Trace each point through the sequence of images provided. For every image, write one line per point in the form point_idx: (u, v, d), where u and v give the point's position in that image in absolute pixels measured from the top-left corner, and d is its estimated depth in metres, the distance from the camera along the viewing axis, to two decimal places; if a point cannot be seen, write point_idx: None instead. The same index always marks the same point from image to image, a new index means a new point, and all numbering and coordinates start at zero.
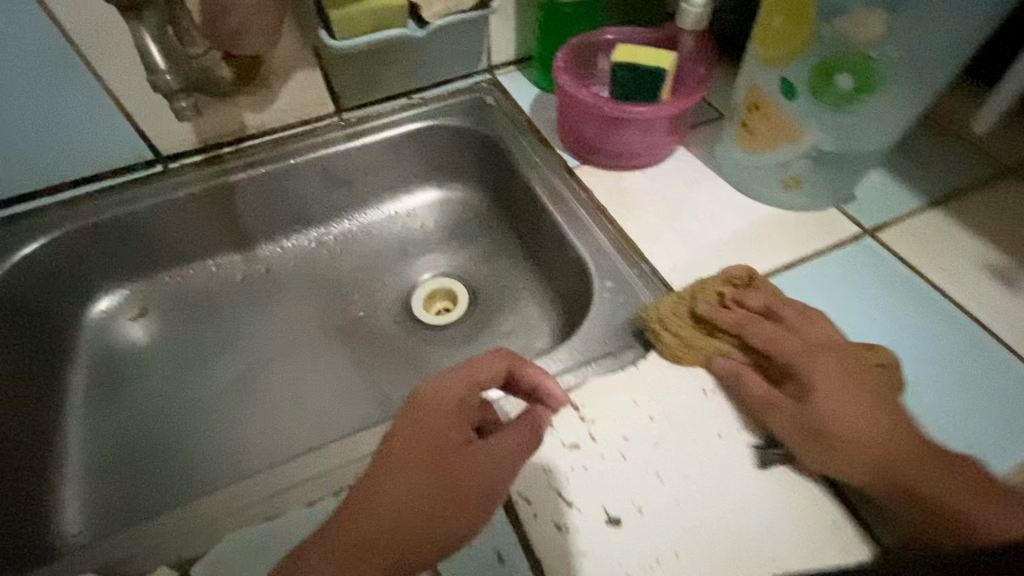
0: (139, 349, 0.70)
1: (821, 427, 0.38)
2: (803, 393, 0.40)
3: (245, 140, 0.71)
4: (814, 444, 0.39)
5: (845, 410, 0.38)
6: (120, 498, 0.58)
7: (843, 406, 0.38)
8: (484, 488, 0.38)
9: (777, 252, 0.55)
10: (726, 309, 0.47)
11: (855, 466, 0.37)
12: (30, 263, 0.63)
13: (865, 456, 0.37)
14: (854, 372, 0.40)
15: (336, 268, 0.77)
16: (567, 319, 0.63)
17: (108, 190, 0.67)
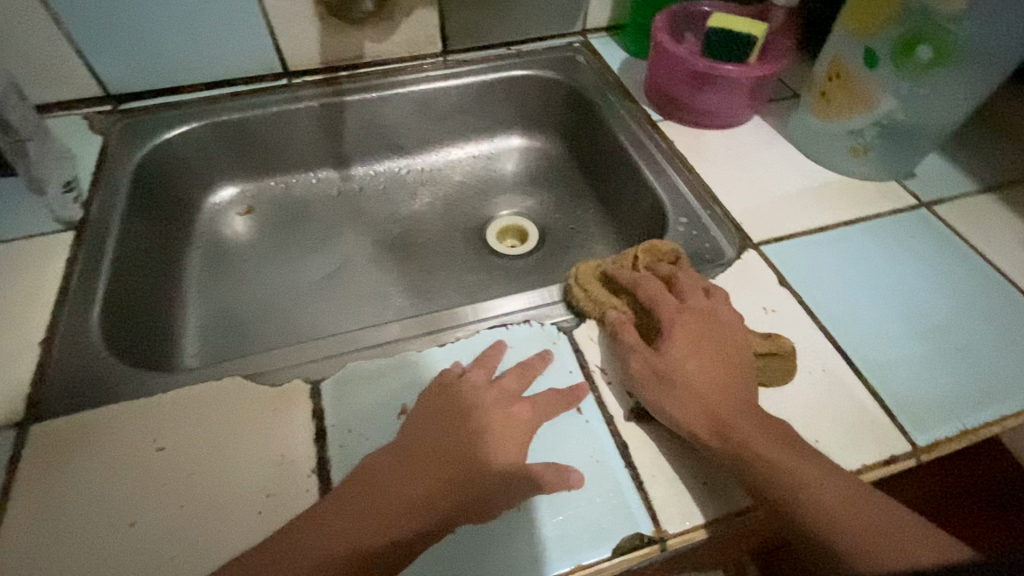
0: (243, 238, 0.78)
1: (670, 373, 0.43)
2: (675, 336, 0.45)
3: (359, 67, 0.79)
4: (658, 391, 0.43)
5: (700, 391, 0.42)
6: (227, 345, 0.65)
7: (692, 367, 0.43)
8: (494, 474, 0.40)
9: (839, 210, 0.60)
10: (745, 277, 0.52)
11: (687, 414, 0.41)
12: (169, 145, 0.71)
13: (704, 410, 0.41)
14: (699, 333, 0.45)
15: (419, 196, 0.84)
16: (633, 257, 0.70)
17: (239, 95, 0.75)
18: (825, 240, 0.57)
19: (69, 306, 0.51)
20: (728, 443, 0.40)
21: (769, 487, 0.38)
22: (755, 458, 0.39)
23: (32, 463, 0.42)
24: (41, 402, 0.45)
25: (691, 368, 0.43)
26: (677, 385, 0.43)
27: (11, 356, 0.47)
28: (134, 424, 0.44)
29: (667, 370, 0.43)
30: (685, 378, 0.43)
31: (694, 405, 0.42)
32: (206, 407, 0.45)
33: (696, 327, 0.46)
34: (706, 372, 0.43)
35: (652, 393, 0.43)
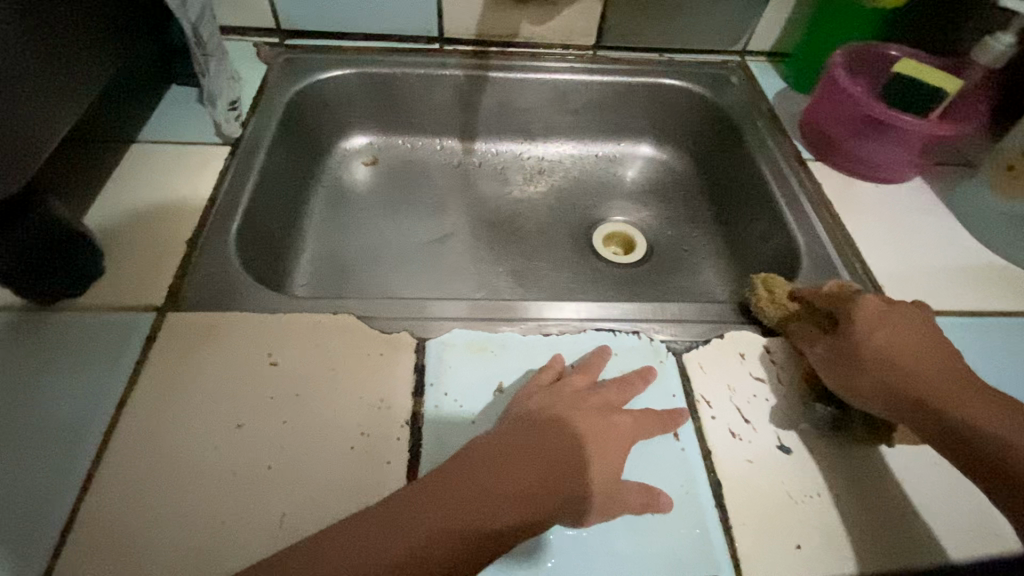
0: (362, 185, 0.79)
1: (859, 356, 0.42)
2: (872, 321, 0.43)
3: (510, 45, 0.79)
4: (847, 377, 0.42)
5: (889, 368, 0.41)
6: (333, 281, 0.67)
7: (881, 340, 0.42)
8: (580, 487, 0.37)
9: (1001, 299, 0.54)
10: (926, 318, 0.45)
11: (874, 396, 0.41)
12: (320, 86, 0.74)
13: (896, 380, 0.40)
14: (886, 321, 0.43)
15: (534, 183, 0.83)
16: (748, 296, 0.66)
17: (395, 52, 0.77)
18: (981, 327, 0.51)
19: (215, 213, 0.55)
20: (919, 406, 0.39)
21: (971, 447, 0.37)
22: (959, 423, 0.38)
23: (162, 346, 0.45)
24: (180, 293, 0.49)
25: (879, 346, 0.42)
26: (869, 361, 0.42)
27: (161, 245, 0.52)
28: (254, 336, 0.46)
29: (858, 352, 0.42)
30: (881, 355, 0.41)
31: (889, 378, 0.41)
32: (319, 336, 0.47)
33: (886, 313, 0.44)
34: (902, 343, 0.42)
35: (841, 382, 0.43)
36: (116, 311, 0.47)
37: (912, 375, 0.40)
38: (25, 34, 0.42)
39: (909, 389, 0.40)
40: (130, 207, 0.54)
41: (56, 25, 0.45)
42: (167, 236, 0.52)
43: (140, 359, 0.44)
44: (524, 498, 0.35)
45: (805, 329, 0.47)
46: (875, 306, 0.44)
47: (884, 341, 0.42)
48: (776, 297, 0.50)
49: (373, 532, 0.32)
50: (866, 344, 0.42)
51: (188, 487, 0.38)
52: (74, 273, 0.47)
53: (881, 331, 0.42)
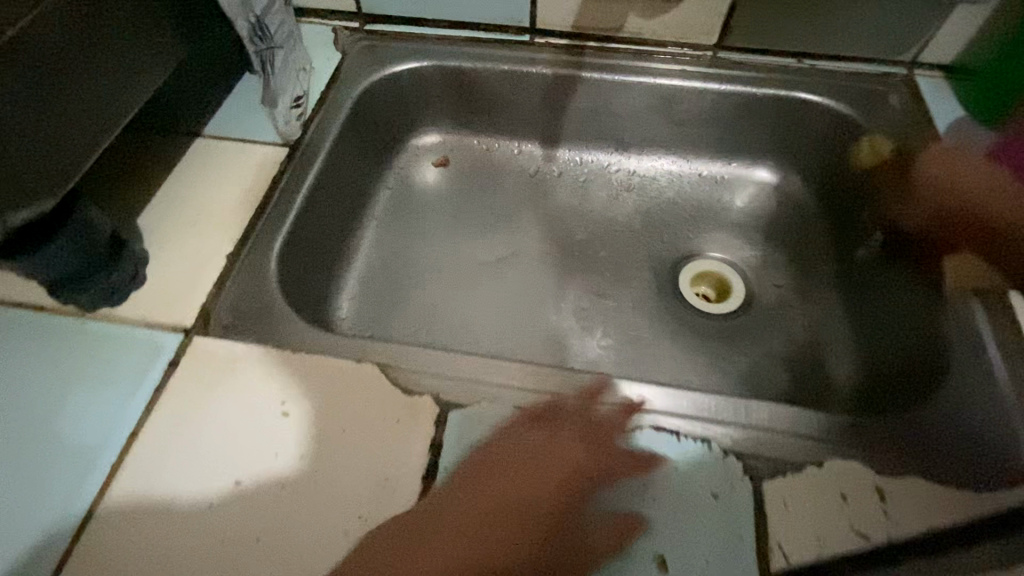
0: (427, 189, 0.73)
1: (912, 180, 0.57)
2: (936, 181, 0.56)
3: (613, 40, 0.67)
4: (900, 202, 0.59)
5: (935, 201, 0.56)
6: (379, 299, 0.63)
7: (933, 173, 0.56)
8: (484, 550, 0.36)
9: None
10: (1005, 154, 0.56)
11: (923, 214, 0.56)
12: (395, 80, 0.68)
13: (930, 209, 0.56)
14: (943, 158, 0.56)
15: (619, 201, 0.73)
16: (868, 401, 0.54)
17: (478, 43, 0.69)
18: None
19: (262, 225, 0.52)
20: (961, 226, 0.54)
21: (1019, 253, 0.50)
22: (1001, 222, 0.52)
23: (182, 376, 0.43)
24: (213, 313, 0.47)
25: (927, 197, 0.56)
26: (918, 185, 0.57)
27: (203, 257, 0.50)
28: (269, 380, 0.43)
29: (914, 176, 0.57)
30: (931, 184, 0.56)
31: (928, 206, 0.56)
32: (335, 388, 0.42)
33: (943, 156, 0.56)
34: (961, 177, 0.55)
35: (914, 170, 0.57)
36: (145, 329, 0.45)
37: (961, 197, 0.55)
38: (65, 34, 0.38)
39: (962, 206, 0.55)
40: (183, 208, 0.52)
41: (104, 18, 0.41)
42: (209, 248, 0.50)
43: (160, 387, 0.42)
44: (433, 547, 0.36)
45: (894, 163, 0.59)
46: (943, 153, 0.56)
47: (933, 173, 0.56)
48: (877, 150, 0.60)
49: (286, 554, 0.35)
50: (920, 174, 0.57)
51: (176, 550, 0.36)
52: (109, 283, 0.45)
53: (940, 166, 0.56)
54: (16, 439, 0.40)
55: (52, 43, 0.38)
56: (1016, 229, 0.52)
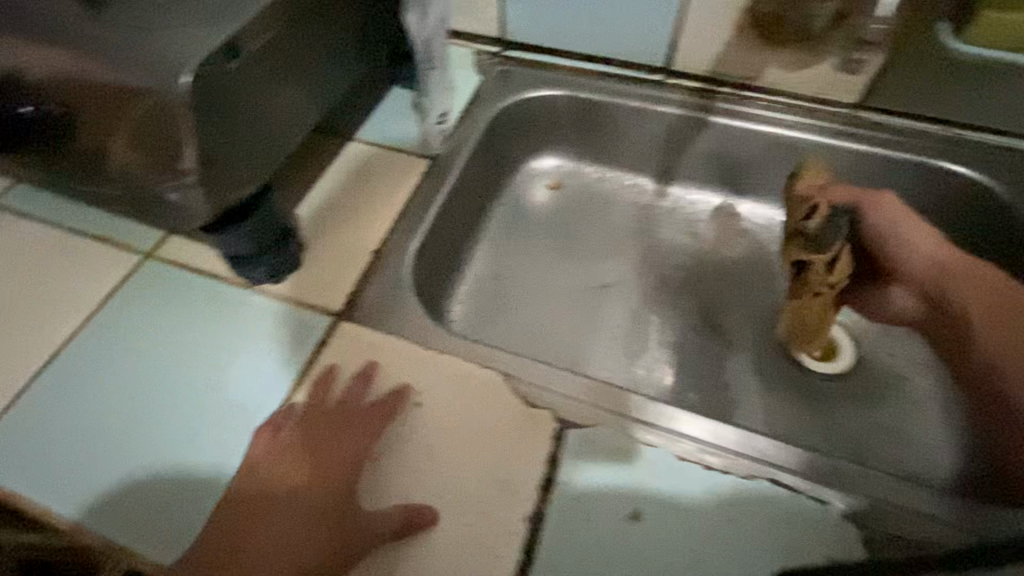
0: (540, 208, 0.76)
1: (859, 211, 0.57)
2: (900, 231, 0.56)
3: (745, 88, 0.68)
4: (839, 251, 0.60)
5: (905, 244, 0.56)
6: (487, 308, 0.67)
7: (876, 216, 0.56)
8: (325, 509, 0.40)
9: None
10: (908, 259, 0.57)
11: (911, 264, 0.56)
12: (528, 105, 0.72)
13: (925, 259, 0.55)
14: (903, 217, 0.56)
15: (727, 245, 0.73)
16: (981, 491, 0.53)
17: (610, 78, 0.71)
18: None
19: (400, 228, 0.57)
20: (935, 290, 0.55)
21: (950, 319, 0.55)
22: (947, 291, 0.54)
23: (328, 358, 0.48)
24: (356, 305, 0.51)
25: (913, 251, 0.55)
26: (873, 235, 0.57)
27: (352, 250, 0.55)
28: (403, 373, 0.47)
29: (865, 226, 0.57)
30: (872, 229, 0.57)
31: (902, 250, 0.56)
32: (462, 387, 0.46)
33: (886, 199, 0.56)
34: (910, 220, 0.55)
35: (884, 231, 0.56)
36: (299, 308, 0.51)
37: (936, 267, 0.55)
38: (283, 50, 0.44)
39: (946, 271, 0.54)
40: (336, 207, 0.58)
41: (319, 30, 0.48)
42: (356, 242, 0.56)
43: (308, 365, 0.48)
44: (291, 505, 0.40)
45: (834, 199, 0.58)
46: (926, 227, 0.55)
47: (873, 219, 0.56)
48: (809, 183, 0.60)
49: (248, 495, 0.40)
50: (871, 223, 0.57)
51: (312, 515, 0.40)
52: (278, 266, 0.51)
53: (897, 215, 0.56)
54: (188, 394, 0.47)
55: (284, 51, 0.44)
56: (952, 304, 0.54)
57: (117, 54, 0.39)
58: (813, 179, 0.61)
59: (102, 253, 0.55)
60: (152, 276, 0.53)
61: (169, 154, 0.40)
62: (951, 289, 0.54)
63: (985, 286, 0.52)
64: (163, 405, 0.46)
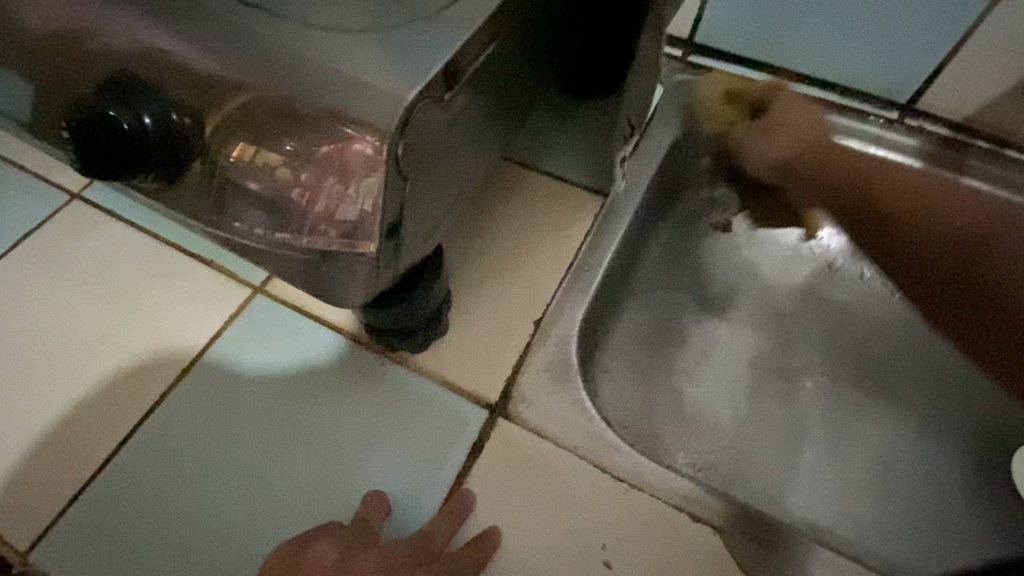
0: (705, 255, 0.59)
1: (772, 123, 0.58)
2: (778, 113, 0.58)
3: (1010, 146, 0.53)
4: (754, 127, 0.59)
5: (784, 138, 0.58)
6: (638, 387, 0.53)
7: (767, 147, 0.59)
8: None
9: None
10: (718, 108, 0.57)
11: (773, 145, 0.59)
12: (715, 130, 0.58)
13: (789, 143, 0.58)
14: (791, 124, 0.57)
15: (942, 330, 0.57)
16: None
17: (831, 109, 0.56)
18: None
19: (569, 287, 0.44)
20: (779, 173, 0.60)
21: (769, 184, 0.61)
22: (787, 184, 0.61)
23: (489, 469, 0.37)
24: (518, 395, 0.40)
25: (772, 147, 0.59)
26: (779, 125, 0.58)
27: (511, 316, 0.43)
28: (589, 514, 0.36)
29: (749, 143, 0.59)
30: (762, 125, 0.58)
31: (783, 140, 0.58)
32: (668, 545, 0.35)
33: (771, 121, 0.58)
34: (810, 120, 0.57)
35: (742, 149, 0.59)
36: (447, 395, 0.40)
37: (812, 146, 0.57)
38: (498, 72, 0.32)
39: (821, 150, 0.57)
40: (491, 255, 0.46)
41: (539, 45, 0.35)
42: (516, 305, 0.44)
43: (464, 479, 0.37)
44: None
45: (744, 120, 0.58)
46: (791, 96, 0.57)
47: (769, 132, 0.58)
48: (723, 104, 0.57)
49: None
50: (755, 136, 0.59)
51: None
52: (427, 335, 0.40)
53: (781, 136, 0.59)
54: (317, 495, 0.37)
55: (499, 74, 0.32)
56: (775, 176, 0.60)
57: (304, 60, 0.28)
58: (718, 84, 0.57)
59: (205, 279, 0.45)
60: (266, 322, 0.43)
61: (315, 163, 0.28)
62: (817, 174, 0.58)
63: (827, 163, 0.57)
64: (287, 505, 0.37)
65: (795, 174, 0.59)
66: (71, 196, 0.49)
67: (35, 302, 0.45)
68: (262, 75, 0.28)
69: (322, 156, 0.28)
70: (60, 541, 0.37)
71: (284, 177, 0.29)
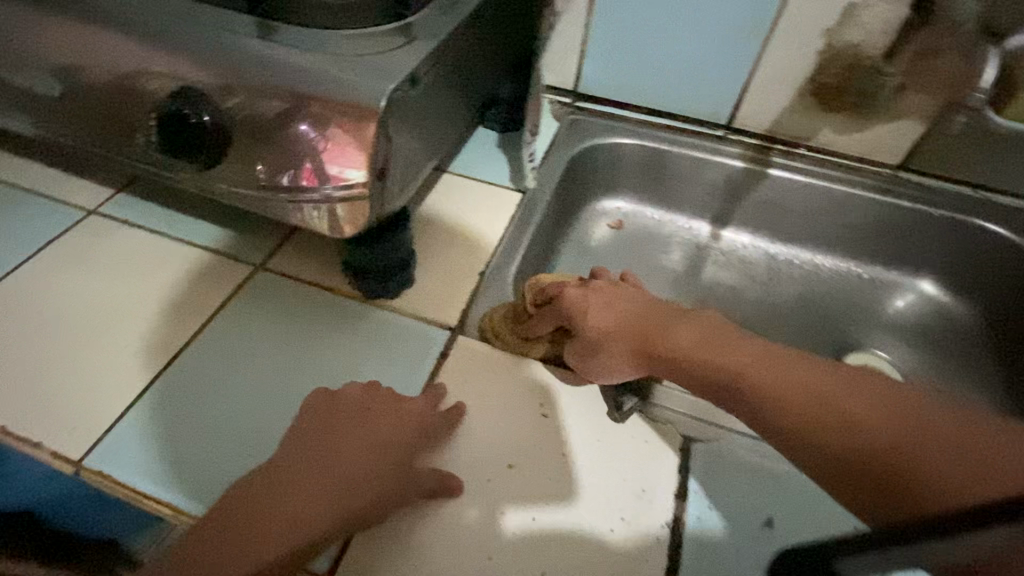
0: (601, 245, 0.82)
1: (583, 334, 0.48)
2: (578, 300, 0.49)
3: (800, 147, 0.75)
4: (581, 357, 0.48)
5: (614, 338, 0.46)
6: None
7: (598, 355, 0.47)
8: (362, 441, 0.41)
9: None
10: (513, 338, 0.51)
11: (615, 353, 0.46)
12: (599, 151, 0.79)
13: (629, 355, 0.46)
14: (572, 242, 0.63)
15: (775, 283, 0.79)
16: None
17: (676, 131, 0.78)
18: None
19: (500, 251, 0.61)
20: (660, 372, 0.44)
21: (701, 389, 0.42)
22: (676, 359, 0.43)
23: (451, 369, 0.50)
24: (470, 321, 0.54)
25: (600, 321, 0.48)
26: (586, 338, 0.48)
27: (457, 273, 0.58)
28: (527, 388, 0.49)
29: (588, 343, 0.48)
30: (590, 329, 0.48)
31: (613, 342, 0.46)
32: (588, 402, 0.48)
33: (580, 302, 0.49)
34: (618, 321, 0.47)
35: (580, 362, 0.48)
36: (416, 323, 0.53)
37: (628, 329, 0.46)
38: (434, 88, 0.49)
39: (642, 328, 0.46)
40: (440, 235, 0.62)
41: (456, 75, 0.54)
42: (460, 266, 0.59)
43: (433, 377, 0.49)
44: (338, 430, 0.42)
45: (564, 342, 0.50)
46: (574, 287, 0.51)
47: (585, 317, 0.48)
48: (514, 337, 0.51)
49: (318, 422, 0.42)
50: (592, 327, 0.48)
51: (440, 529, 0.41)
52: (401, 282, 0.53)
53: (604, 308, 0.48)
54: None
55: (434, 89, 0.49)
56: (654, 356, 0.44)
57: (307, 76, 0.43)
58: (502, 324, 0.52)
59: (209, 263, 0.57)
60: (268, 286, 0.55)
61: (298, 144, 0.43)
62: (687, 349, 0.43)
63: (719, 373, 0.41)
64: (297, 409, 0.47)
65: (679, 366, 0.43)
66: (86, 212, 0.60)
67: (55, 288, 0.53)
68: (276, 84, 0.43)
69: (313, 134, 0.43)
70: (107, 450, 0.44)
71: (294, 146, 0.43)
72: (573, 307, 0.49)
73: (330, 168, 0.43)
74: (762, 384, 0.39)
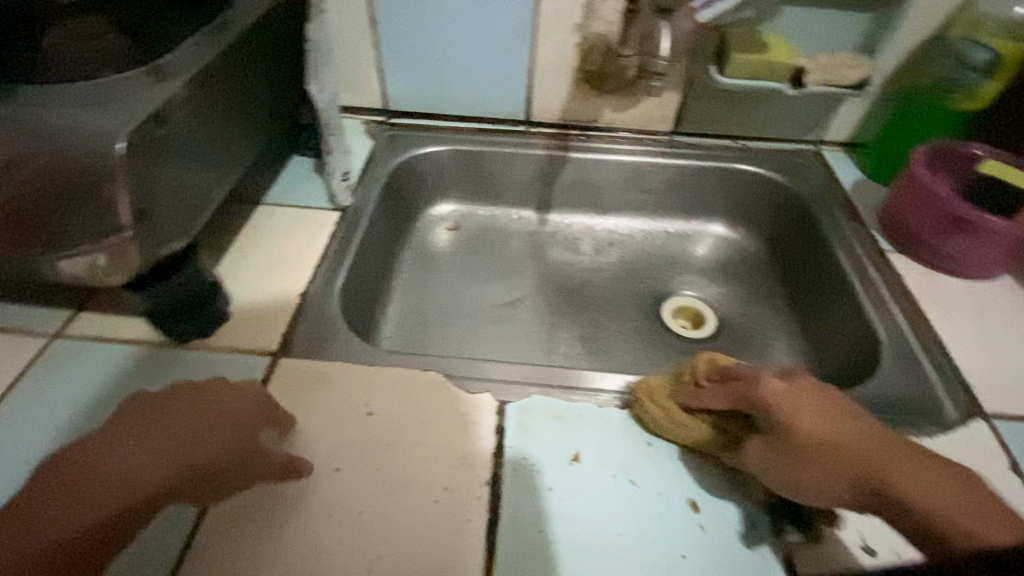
0: (442, 247, 0.86)
1: (790, 446, 0.40)
2: (780, 402, 0.42)
3: (591, 129, 0.84)
4: (777, 458, 0.41)
5: (831, 467, 0.39)
6: (410, 337, 0.73)
7: (779, 438, 0.41)
8: (221, 413, 0.42)
9: None
10: (668, 410, 0.47)
11: (834, 475, 0.39)
12: (417, 160, 0.83)
13: (848, 482, 0.38)
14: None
15: (602, 252, 0.87)
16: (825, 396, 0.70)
17: (484, 131, 0.84)
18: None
19: (320, 271, 0.63)
20: (862, 488, 0.38)
21: (815, 459, 0.39)
22: (824, 445, 0.40)
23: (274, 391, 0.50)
24: (293, 342, 0.55)
25: (806, 429, 0.40)
26: (803, 452, 0.40)
27: (276, 299, 0.59)
28: (350, 391, 0.50)
29: (796, 440, 0.40)
30: (815, 441, 0.40)
31: (820, 462, 0.39)
32: (411, 389, 0.51)
33: (790, 395, 0.42)
34: (818, 421, 0.41)
35: (794, 472, 0.40)
36: (234, 355, 0.53)
37: (859, 459, 0.38)
38: (201, 124, 0.51)
39: (867, 468, 0.38)
40: (259, 266, 0.62)
41: (226, 105, 0.55)
42: (280, 291, 0.60)
43: None
44: (197, 412, 0.42)
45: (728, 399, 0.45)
46: (776, 384, 0.43)
47: (801, 420, 0.41)
48: (658, 401, 0.48)
49: (174, 403, 0.42)
50: (804, 428, 0.40)
51: (270, 541, 0.42)
52: (215, 315, 0.54)
53: (821, 421, 0.40)
54: None
55: (201, 124, 0.51)
56: (825, 450, 0.39)
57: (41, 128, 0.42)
58: (666, 396, 0.48)
59: None
60: (64, 353, 0.52)
61: (44, 199, 0.42)
62: (856, 445, 0.39)
63: (870, 458, 0.38)
64: None
65: (875, 459, 0.38)
66: None
67: None
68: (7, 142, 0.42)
69: (58, 185, 0.42)
70: None
71: (41, 203, 0.42)
72: (791, 413, 0.41)
73: (86, 221, 0.43)
74: (857, 446, 0.39)
